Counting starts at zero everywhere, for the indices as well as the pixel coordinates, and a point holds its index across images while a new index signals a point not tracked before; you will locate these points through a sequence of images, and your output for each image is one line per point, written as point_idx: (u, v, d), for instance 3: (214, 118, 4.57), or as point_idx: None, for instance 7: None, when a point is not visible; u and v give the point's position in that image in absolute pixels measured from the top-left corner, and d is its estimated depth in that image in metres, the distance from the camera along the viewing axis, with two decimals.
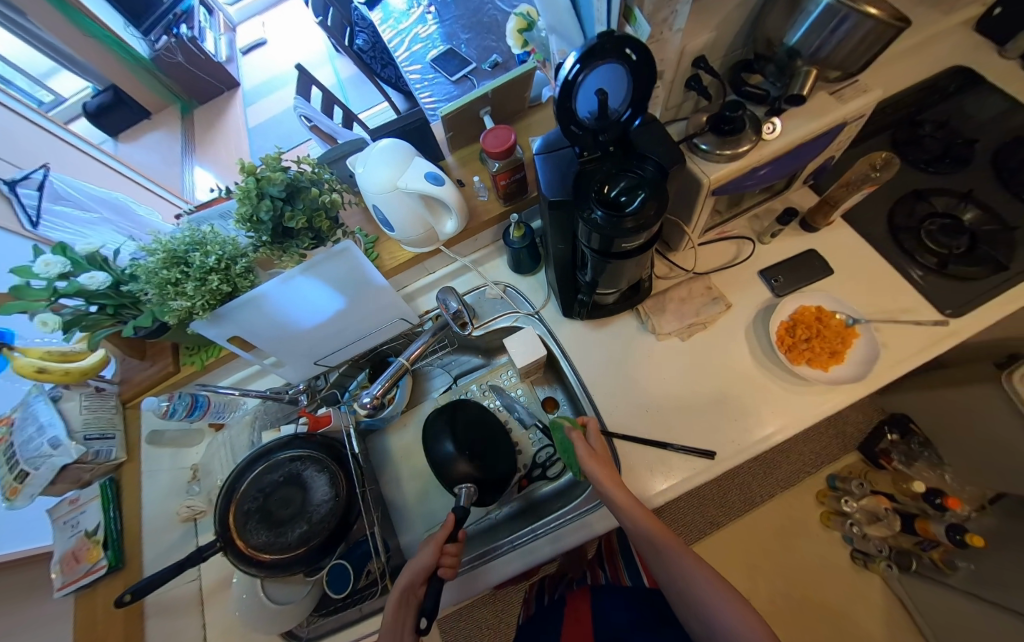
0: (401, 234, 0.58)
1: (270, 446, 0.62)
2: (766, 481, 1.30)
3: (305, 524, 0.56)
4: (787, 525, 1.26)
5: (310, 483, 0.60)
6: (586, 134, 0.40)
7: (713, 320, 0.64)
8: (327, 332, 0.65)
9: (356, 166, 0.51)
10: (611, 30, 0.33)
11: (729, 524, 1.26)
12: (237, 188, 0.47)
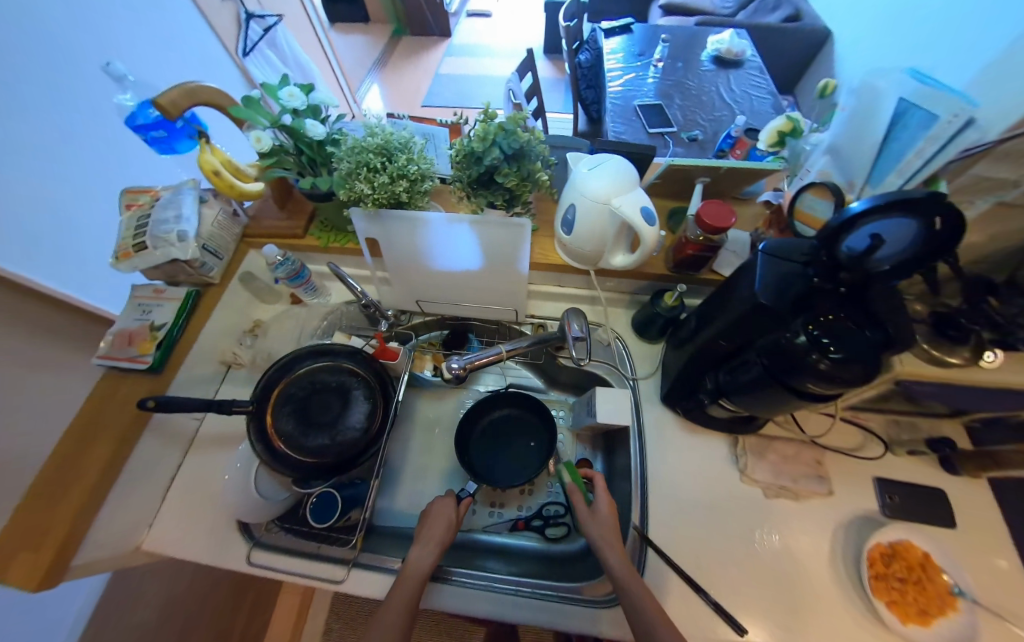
0: (573, 241, 0.57)
1: (339, 348, 0.61)
2: None
3: (326, 439, 0.54)
4: None
5: (352, 403, 0.58)
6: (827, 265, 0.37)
7: (807, 497, 0.57)
8: (446, 282, 0.65)
9: (583, 165, 0.52)
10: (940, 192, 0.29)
11: None
12: (478, 127, 0.47)
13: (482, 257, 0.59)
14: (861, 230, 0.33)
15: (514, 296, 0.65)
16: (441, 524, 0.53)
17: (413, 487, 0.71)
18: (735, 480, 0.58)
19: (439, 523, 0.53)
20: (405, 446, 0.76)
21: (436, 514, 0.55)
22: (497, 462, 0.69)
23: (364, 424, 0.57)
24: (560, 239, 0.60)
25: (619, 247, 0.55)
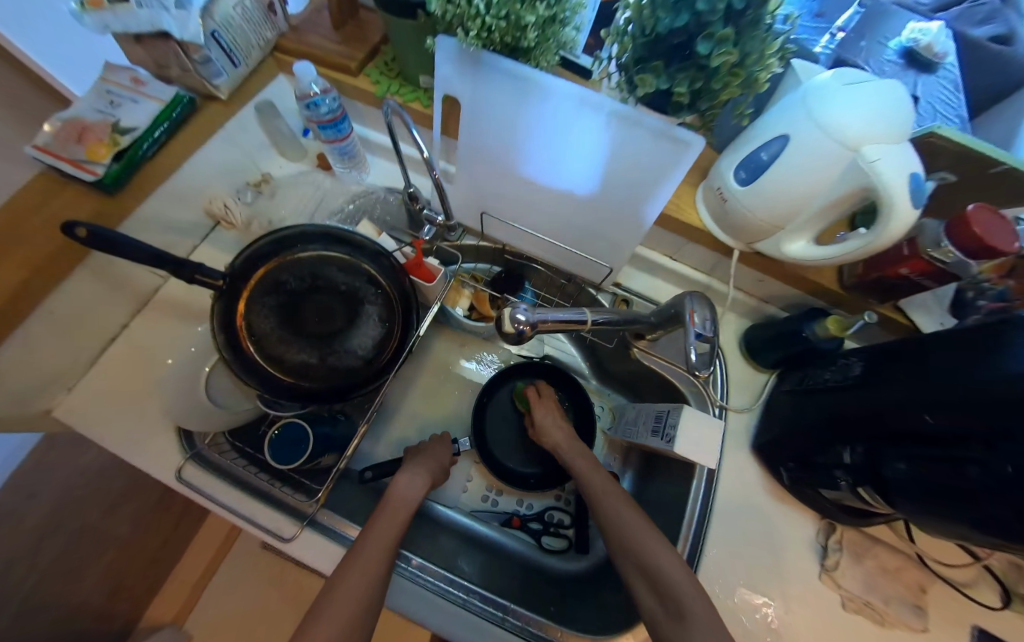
0: (744, 200, 0.37)
1: (361, 240, 0.41)
2: None
3: (312, 359, 0.39)
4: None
5: (363, 321, 0.41)
6: None
7: (891, 626, 0.43)
8: (535, 201, 0.45)
9: (844, 82, 0.30)
10: None
11: None
12: None
13: (607, 177, 0.38)
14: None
15: (623, 249, 0.46)
16: (432, 463, 0.48)
17: (403, 435, 0.60)
18: (810, 574, 0.45)
19: (429, 462, 0.48)
20: (407, 388, 0.63)
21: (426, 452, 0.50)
22: (506, 435, 0.60)
23: (370, 354, 0.40)
24: (720, 187, 0.40)
25: (808, 230, 0.36)
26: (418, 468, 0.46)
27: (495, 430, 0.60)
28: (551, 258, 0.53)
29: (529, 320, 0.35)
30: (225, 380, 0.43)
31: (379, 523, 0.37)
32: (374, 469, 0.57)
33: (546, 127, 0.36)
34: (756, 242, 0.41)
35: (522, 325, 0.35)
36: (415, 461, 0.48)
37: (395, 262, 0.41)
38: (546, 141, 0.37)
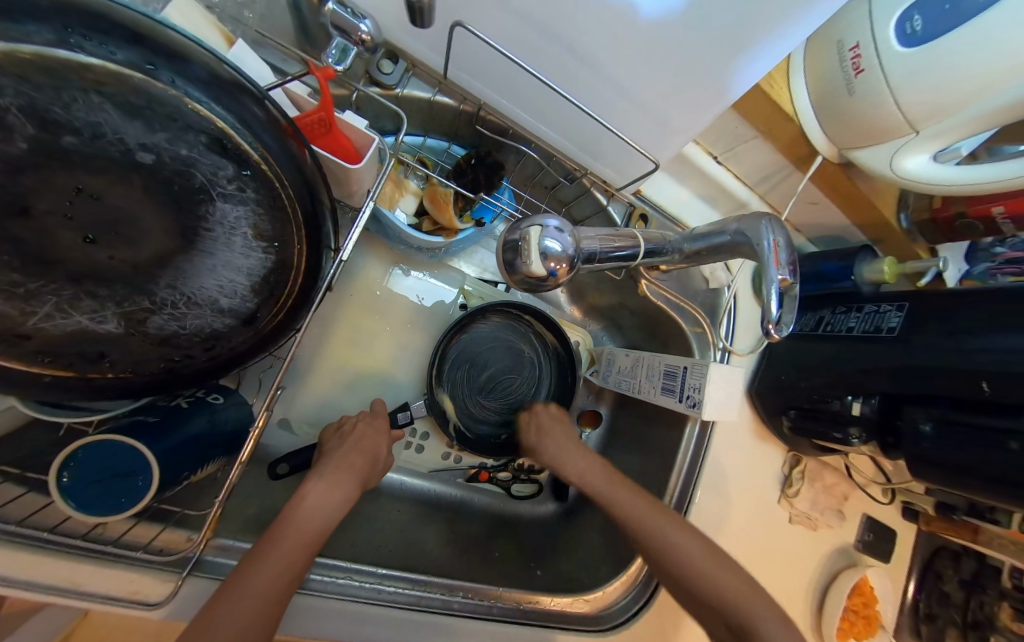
0: (894, 71, 0.23)
1: (182, 41, 0.14)
2: None
3: (118, 325, 0.19)
4: None
5: (225, 241, 0.20)
6: None
7: (817, 528, 0.50)
8: (568, 13, 0.23)
9: None
10: None
11: None
12: None
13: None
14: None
15: (674, 136, 0.30)
16: (358, 457, 0.34)
17: (328, 396, 0.44)
18: (771, 499, 0.48)
19: (359, 456, 0.34)
20: (322, 329, 0.44)
21: (353, 440, 0.36)
22: (476, 379, 0.48)
23: (244, 307, 0.23)
24: (865, 39, 0.24)
25: (944, 138, 0.25)
26: (339, 469, 0.31)
27: (459, 383, 0.47)
28: (543, 134, 0.34)
29: (567, 253, 0.20)
30: None
31: (269, 552, 0.24)
32: (283, 439, 0.42)
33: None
34: (837, 120, 0.28)
35: (554, 263, 0.20)
36: (342, 451, 0.34)
37: (279, 111, 0.18)
38: None
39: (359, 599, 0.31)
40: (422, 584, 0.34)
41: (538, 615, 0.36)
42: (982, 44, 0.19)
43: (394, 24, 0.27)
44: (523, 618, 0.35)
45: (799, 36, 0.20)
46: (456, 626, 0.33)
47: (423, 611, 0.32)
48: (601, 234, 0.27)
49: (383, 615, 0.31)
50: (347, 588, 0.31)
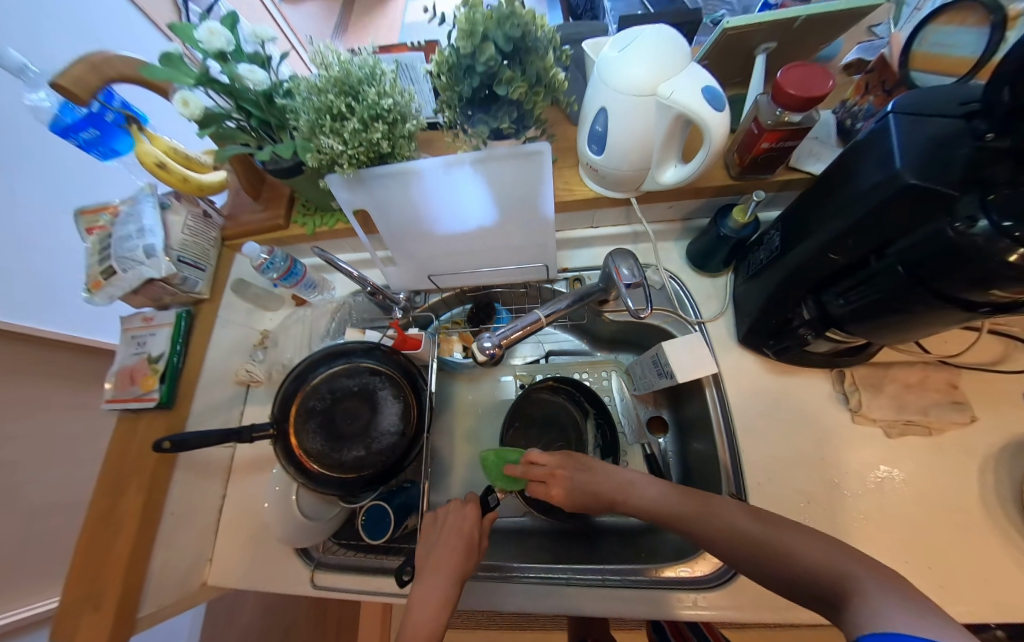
0: (606, 161, 0.44)
1: (352, 346, 0.52)
2: None
3: (362, 450, 0.48)
4: None
5: (381, 404, 0.51)
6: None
7: (943, 429, 0.46)
8: (462, 241, 0.53)
9: (613, 47, 0.38)
10: None
11: None
12: (461, 16, 0.34)
13: (499, 196, 0.46)
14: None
15: (547, 246, 0.53)
16: (454, 545, 0.44)
17: (464, 476, 0.63)
18: (846, 421, 0.48)
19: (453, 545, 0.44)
20: (447, 435, 0.66)
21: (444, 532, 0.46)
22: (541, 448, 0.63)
23: (399, 427, 0.50)
24: (587, 162, 0.47)
25: (665, 161, 0.42)
26: (437, 569, 0.42)
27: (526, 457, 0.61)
28: (496, 282, 0.61)
29: (494, 343, 0.46)
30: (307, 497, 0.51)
31: None
32: None
33: (434, 164, 0.43)
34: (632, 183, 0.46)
35: (490, 349, 0.46)
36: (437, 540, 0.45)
37: (384, 345, 0.52)
38: (442, 190, 0.46)
39: (510, 577, 0.48)
40: (554, 570, 0.48)
41: (640, 579, 0.46)
42: (623, 123, 0.39)
43: (403, 282, 0.60)
44: (628, 586, 0.45)
45: (549, 177, 0.44)
46: (572, 593, 0.46)
47: (551, 582, 0.47)
48: (523, 320, 0.49)
49: (528, 587, 0.47)
50: (510, 571, 0.48)
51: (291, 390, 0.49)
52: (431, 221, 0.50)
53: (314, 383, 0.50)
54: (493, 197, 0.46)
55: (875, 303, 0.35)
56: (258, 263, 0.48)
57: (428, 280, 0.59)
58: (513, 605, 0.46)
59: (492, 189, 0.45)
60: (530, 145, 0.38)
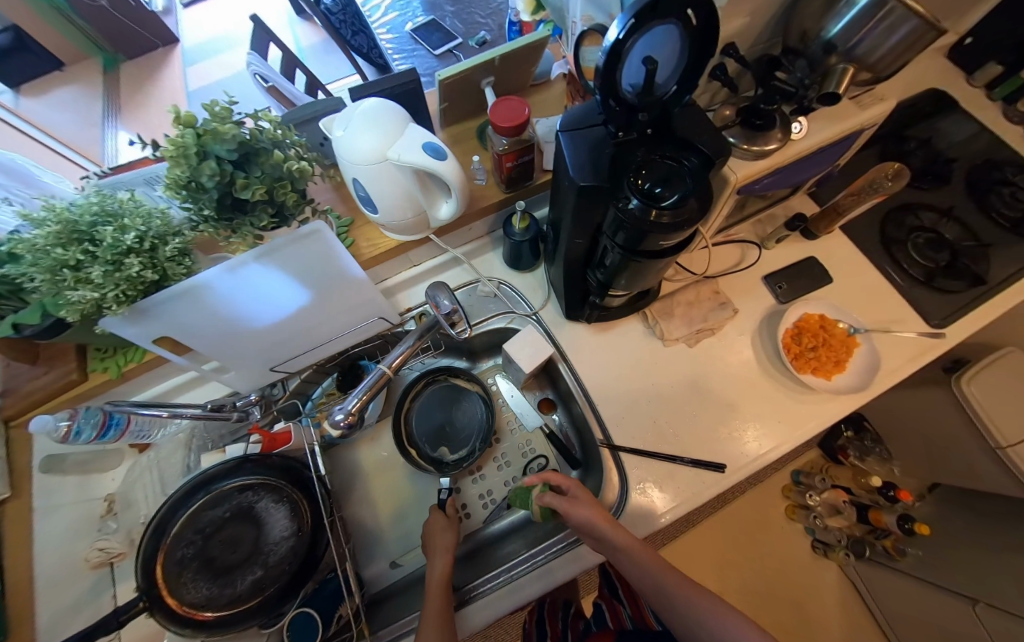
0: (384, 219, 0.49)
1: (211, 473, 0.49)
2: (767, 506, 1.17)
3: (260, 570, 0.46)
4: (785, 553, 1.12)
5: (265, 516, 0.48)
6: (625, 110, 0.35)
7: (721, 325, 0.60)
8: (290, 325, 0.53)
9: (334, 128, 0.42)
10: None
11: (720, 547, 1.12)
12: (166, 143, 0.33)
13: (304, 277, 0.47)
14: (623, 55, 0.31)
15: (377, 304, 0.57)
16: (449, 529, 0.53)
17: (399, 533, 0.64)
18: (662, 348, 0.59)
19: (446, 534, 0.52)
20: (369, 501, 0.65)
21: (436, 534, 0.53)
22: (437, 420, 0.69)
23: (293, 528, 0.49)
24: (374, 221, 0.51)
25: (433, 201, 0.48)
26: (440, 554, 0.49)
27: (449, 442, 0.68)
28: (351, 345, 0.64)
29: (346, 411, 0.47)
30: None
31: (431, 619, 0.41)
32: (397, 574, 0.61)
33: (217, 273, 0.40)
34: (425, 226, 0.52)
35: (341, 421, 0.46)
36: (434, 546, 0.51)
37: (254, 455, 0.51)
38: (240, 290, 0.44)
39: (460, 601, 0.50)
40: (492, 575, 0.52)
41: (563, 545, 0.52)
42: (372, 188, 0.44)
43: (246, 383, 0.58)
44: (555, 557, 0.51)
45: (338, 245, 0.46)
46: (516, 587, 0.50)
47: (509, 580, 0.50)
48: (369, 378, 0.50)
49: (487, 598, 0.50)
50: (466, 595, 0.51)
51: (148, 554, 0.43)
52: (247, 318, 0.48)
53: (175, 533, 0.45)
54: (299, 279, 0.47)
55: (620, 265, 0.44)
56: (61, 435, 0.40)
57: (275, 370, 0.59)
58: (483, 621, 0.49)
59: (295, 273, 0.46)
60: (305, 234, 0.39)
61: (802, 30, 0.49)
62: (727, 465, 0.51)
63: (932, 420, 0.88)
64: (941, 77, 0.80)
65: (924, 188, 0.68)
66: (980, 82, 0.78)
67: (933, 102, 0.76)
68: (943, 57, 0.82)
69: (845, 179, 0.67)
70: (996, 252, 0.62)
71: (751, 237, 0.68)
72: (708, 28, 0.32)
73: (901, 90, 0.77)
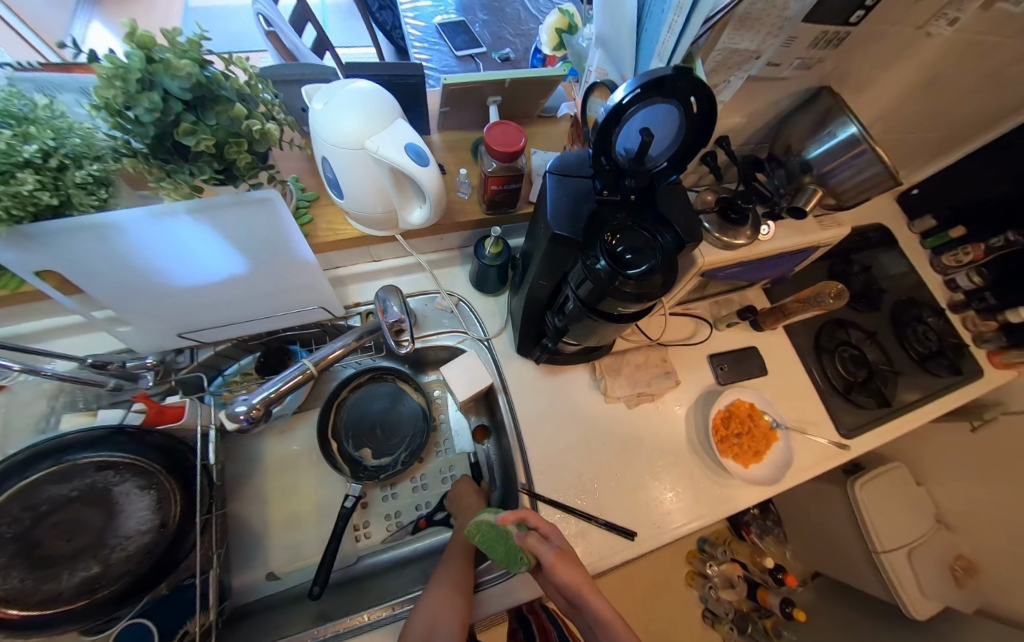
0: (348, 206, 0.46)
1: (66, 440, 0.41)
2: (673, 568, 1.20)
3: (98, 566, 0.39)
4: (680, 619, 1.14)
5: (124, 504, 0.42)
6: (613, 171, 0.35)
7: (662, 393, 0.61)
8: (217, 293, 0.48)
9: (315, 99, 0.39)
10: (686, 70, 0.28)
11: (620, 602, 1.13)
12: (101, 56, 0.29)
13: (245, 244, 0.42)
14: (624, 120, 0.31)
15: (323, 292, 0.53)
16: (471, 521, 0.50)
17: (286, 542, 0.57)
18: (603, 401, 0.60)
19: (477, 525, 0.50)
20: (259, 499, 0.58)
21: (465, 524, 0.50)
22: (369, 419, 0.64)
23: (156, 523, 0.42)
24: (340, 206, 0.48)
25: (408, 204, 0.46)
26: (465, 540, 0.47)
27: (373, 444, 0.63)
28: (284, 326, 0.59)
29: (250, 405, 0.42)
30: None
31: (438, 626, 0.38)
32: (272, 587, 0.54)
33: (135, 217, 0.35)
34: (394, 225, 0.49)
35: (242, 414, 0.41)
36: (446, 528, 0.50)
37: (133, 429, 0.44)
38: (161, 241, 0.38)
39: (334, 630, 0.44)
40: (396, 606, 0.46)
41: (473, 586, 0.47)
42: (343, 171, 0.40)
43: (145, 343, 0.51)
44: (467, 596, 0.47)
45: (291, 220, 0.42)
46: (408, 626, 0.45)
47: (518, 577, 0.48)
48: (288, 371, 0.45)
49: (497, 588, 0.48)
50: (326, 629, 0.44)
51: None
52: (165, 273, 0.43)
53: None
54: (238, 246, 0.42)
55: (577, 317, 0.44)
56: None
57: (186, 335, 0.53)
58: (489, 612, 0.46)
59: (234, 238, 0.41)
60: (254, 199, 0.35)
61: (786, 144, 0.53)
62: (637, 534, 0.51)
63: (827, 515, 0.96)
64: (888, 216, 0.92)
65: (858, 308, 0.76)
66: (916, 229, 0.90)
67: (878, 236, 0.86)
68: (892, 199, 0.94)
69: (797, 283, 0.73)
70: (903, 380, 0.70)
71: (707, 315, 0.72)
72: (705, 120, 0.33)
73: (854, 219, 0.87)
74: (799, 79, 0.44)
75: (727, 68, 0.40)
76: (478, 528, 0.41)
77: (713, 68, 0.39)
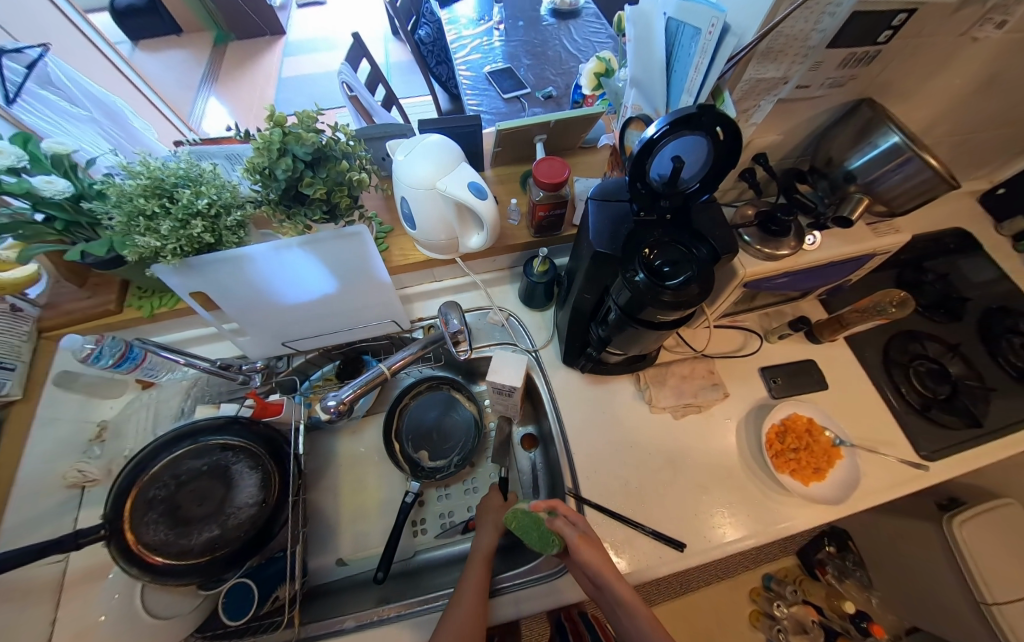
0: (418, 234, 0.54)
1: (199, 426, 0.52)
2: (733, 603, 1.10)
3: (217, 529, 0.47)
4: None
5: (237, 480, 0.50)
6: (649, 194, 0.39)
7: (710, 405, 0.61)
8: (312, 309, 0.58)
9: (398, 152, 0.48)
10: (709, 106, 0.32)
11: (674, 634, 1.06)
12: (257, 136, 0.39)
13: (336, 269, 0.52)
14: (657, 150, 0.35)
15: (393, 308, 0.61)
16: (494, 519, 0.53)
17: (353, 532, 0.64)
18: (648, 411, 0.61)
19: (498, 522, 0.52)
20: (333, 490, 0.66)
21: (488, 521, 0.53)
22: (427, 423, 0.71)
23: (258, 499, 0.50)
24: (410, 235, 0.56)
25: (468, 230, 0.53)
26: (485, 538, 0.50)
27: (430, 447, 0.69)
28: (360, 338, 0.68)
29: (338, 400, 0.49)
30: (157, 594, 0.48)
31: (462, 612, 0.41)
32: (341, 572, 0.61)
33: (262, 250, 0.45)
34: (454, 249, 0.56)
35: (331, 407, 0.48)
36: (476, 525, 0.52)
37: (244, 419, 0.53)
38: (278, 269, 0.49)
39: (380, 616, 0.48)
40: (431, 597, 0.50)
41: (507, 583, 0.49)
42: (417, 206, 0.48)
43: (256, 350, 0.62)
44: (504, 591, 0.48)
45: (373, 248, 0.51)
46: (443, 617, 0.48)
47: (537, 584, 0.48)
48: (367, 374, 0.53)
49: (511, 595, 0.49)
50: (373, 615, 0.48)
51: (124, 484, 0.46)
52: (277, 294, 0.53)
53: (152, 474, 0.48)
54: (331, 270, 0.52)
55: (621, 326, 0.47)
56: (83, 355, 0.43)
57: (285, 345, 0.63)
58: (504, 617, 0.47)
59: (329, 264, 0.51)
60: (349, 233, 0.45)
61: (828, 156, 0.53)
62: (687, 546, 0.51)
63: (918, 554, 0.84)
64: (969, 218, 0.84)
65: (934, 319, 0.69)
66: (1008, 231, 0.81)
67: (957, 240, 0.79)
68: (975, 200, 0.86)
69: (856, 293, 0.69)
70: (998, 398, 0.62)
71: (756, 327, 0.70)
72: (730, 147, 0.36)
73: (924, 224, 0.80)
74: (831, 97, 0.46)
75: (756, 95, 0.43)
76: (513, 515, 0.44)
77: (742, 96, 0.42)
